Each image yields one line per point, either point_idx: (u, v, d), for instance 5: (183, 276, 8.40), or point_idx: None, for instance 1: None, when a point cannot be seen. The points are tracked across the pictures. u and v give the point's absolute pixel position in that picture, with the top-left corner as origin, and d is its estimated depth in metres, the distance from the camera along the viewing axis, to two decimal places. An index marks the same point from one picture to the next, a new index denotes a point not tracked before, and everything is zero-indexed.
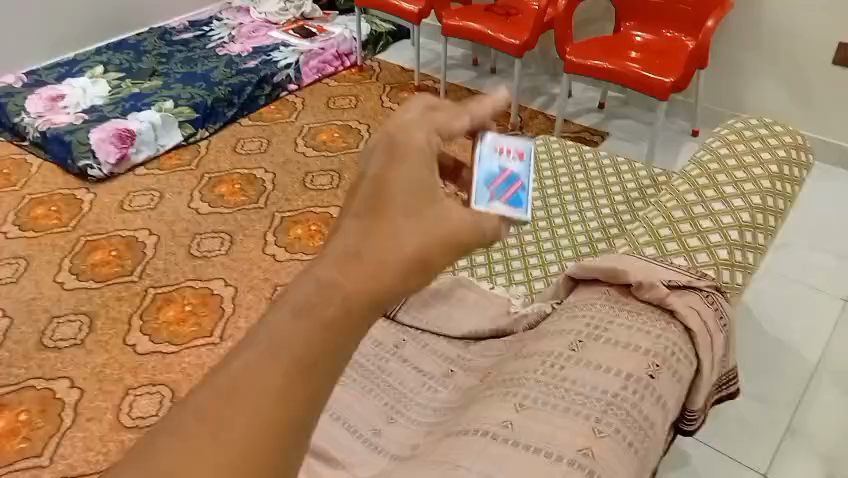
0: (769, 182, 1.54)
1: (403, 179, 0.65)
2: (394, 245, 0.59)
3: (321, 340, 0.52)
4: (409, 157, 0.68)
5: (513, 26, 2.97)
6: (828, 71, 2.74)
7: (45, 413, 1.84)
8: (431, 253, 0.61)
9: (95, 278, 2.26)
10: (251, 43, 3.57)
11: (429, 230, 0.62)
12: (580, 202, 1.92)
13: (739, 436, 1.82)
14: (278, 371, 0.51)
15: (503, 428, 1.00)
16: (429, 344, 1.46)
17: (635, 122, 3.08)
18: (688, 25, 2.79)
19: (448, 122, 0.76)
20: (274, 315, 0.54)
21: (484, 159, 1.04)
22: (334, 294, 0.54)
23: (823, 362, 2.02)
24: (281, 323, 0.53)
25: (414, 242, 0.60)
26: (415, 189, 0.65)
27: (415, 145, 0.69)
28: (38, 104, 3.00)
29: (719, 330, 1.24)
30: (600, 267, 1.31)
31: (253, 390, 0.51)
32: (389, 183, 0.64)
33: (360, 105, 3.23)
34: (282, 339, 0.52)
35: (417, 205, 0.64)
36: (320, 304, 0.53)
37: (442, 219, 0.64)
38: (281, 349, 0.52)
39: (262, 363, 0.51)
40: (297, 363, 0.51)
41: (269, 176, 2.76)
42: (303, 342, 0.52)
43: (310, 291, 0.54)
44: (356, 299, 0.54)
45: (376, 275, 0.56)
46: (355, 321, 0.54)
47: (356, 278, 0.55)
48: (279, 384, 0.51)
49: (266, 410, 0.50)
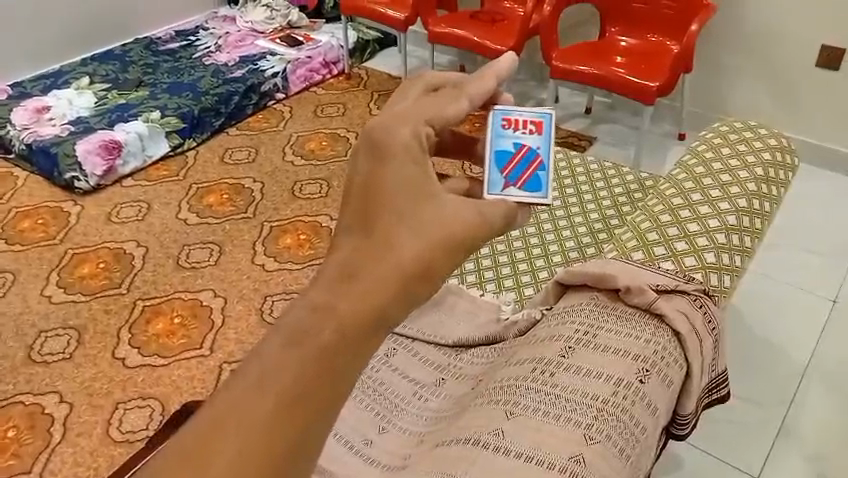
0: (754, 185, 1.56)
1: (395, 186, 0.64)
2: (389, 258, 0.59)
3: (315, 365, 0.53)
4: (403, 156, 0.67)
5: (499, 32, 2.98)
6: (811, 72, 2.77)
7: (34, 429, 1.82)
8: (430, 261, 0.61)
9: (83, 291, 2.25)
10: (238, 52, 3.56)
11: (425, 237, 0.62)
12: (568, 207, 1.92)
13: (731, 438, 1.82)
14: (272, 398, 0.52)
15: (495, 436, 1.00)
16: (420, 352, 1.45)
17: (622, 126, 3.10)
18: (673, 29, 2.81)
19: (442, 110, 0.73)
20: (268, 339, 0.54)
21: (499, 137, 1.03)
22: (328, 317, 0.54)
23: (813, 363, 2.03)
24: (275, 351, 0.53)
25: (411, 251, 0.60)
26: (411, 194, 0.64)
27: (407, 140, 0.68)
28: (23, 116, 2.98)
29: (708, 334, 1.24)
30: (589, 272, 1.30)
31: (247, 416, 0.52)
32: (381, 192, 0.64)
33: (348, 113, 3.23)
34: (277, 364, 0.53)
35: (412, 211, 0.63)
36: (314, 332, 0.53)
37: (439, 222, 0.64)
38: (273, 378, 0.52)
39: (256, 390, 0.52)
40: (292, 389, 0.52)
41: (257, 185, 2.75)
42: (297, 368, 0.52)
43: (304, 315, 0.55)
44: (351, 324, 0.54)
45: (373, 293, 0.56)
46: (351, 343, 0.54)
47: (351, 299, 0.55)
48: (273, 411, 0.52)
49: (260, 436, 0.51)
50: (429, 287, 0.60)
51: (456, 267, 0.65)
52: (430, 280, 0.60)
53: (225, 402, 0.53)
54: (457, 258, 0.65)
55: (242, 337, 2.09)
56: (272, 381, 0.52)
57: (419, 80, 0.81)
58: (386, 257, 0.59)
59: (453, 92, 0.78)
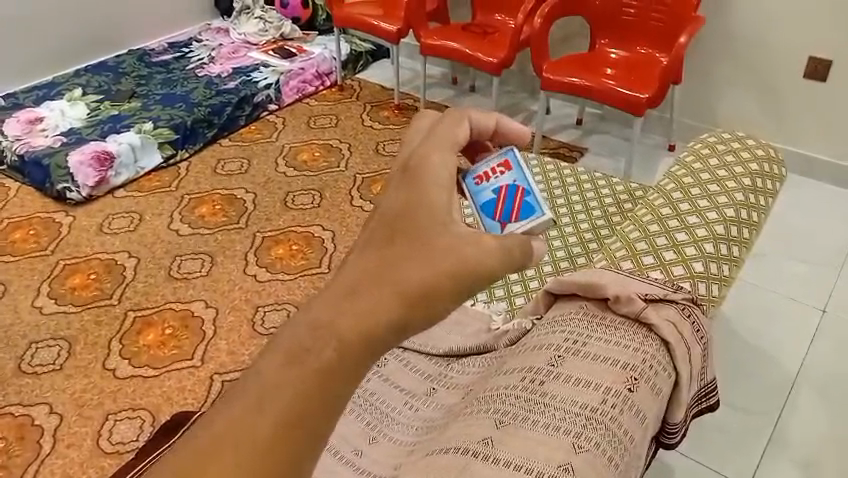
0: (742, 195, 1.57)
1: (409, 209, 0.64)
2: (392, 279, 0.57)
3: (315, 380, 0.51)
4: (427, 179, 0.67)
5: (490, 45, 3.00)
6: (799, 84, 2.79)
7: (23, 441, 1.81)
8: (436, 284, 0.59)
9: (74, 302, 2.24)
10: (231, 64, 3.58)
11: (433, 261, 0.60)
12: (558, 217, 1.93)
13: (721, 447, 1.83)
14: (270, 415, 0.50)
15: (484, 445, 1.00)
16: (411, 362, 1.45)
17: (613, 137, 3.12)
18: (662, 41, 2.84)
19: (455, 132, 0.76)
20: (268, 357, 0.53)
21: (477, 193, 1.03)
22: (328, 334, 0.53)
23: (803, 373, 2.04)
24: (274, 369, 0.51)
25: (417, 277, 0.58)
26: (423, 216, 0.64)
27: (438, 167, 0.69)
28: (16, 127, 2.98)
29: (696, 342, 1.25)
30: (576, 281, 1.32)
31: (247, 431, 0.50)
32: (400, 218, 0.63)
33: (341, 124, 3.24)
34: (275, 381, 0.51)
35: (424, 238, 0.62)
36: (314, 349, 0.52)
37: (447, 248, 0.62)
38: (271, 394, 0.50)
39: (253, 408, 0.50)
40: (291, 407, 0.50)
41: (250, 196, 2.75)
42: (294, 384, 0.51)
43: (304, 332, 0.53)
44: (351, 339, 0.53)
45: (375, 312, 0.55)
46: (351, 364, 0.53)
47: (353, 317, 0.54)
48: (272, 429, 0.50)
49: (254, 452, 0.49)
50: (432, 313, 0.58)
51: (466, 298, 0.62)
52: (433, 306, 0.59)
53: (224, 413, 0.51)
54: (471, 288, 0.62)
55: (233, 348, 2.08)
56: (270, 399, 0.50)
57: (425, 116, 0.83)
58: (393, 277, 0.57)
59: (456, 113, 0.81)
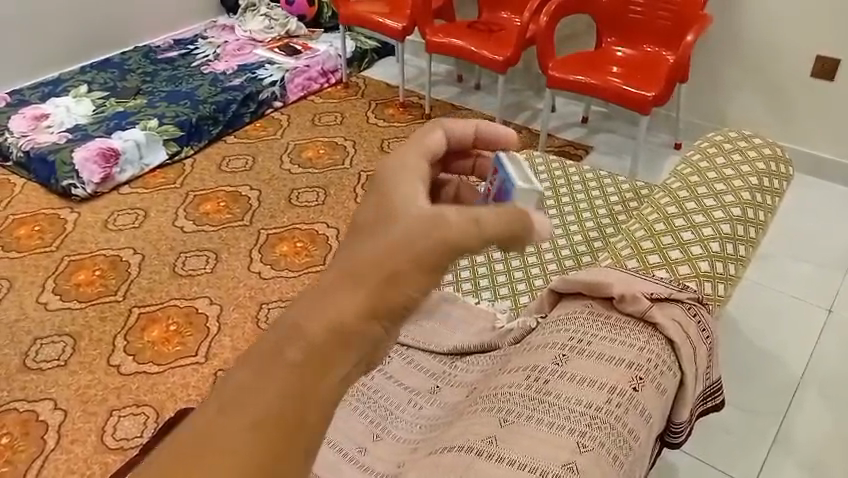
0: (749, 194, 1.56)
1: (383, 211, 0.63)
2: (360, 265, 0.55)
3: (283, 376, 0.50)
4: (401, 179, 0.69)
5: (496, 42, 3.00)
6: (806, 84, 2.78)
7: (28, 436, 1.82)
8: (411, 259, 0.55)
9: (78, 298, 2.24)
10: (236, 61, 3.58)
11: (405, 239, 0.56)
12: (563, 216, 1.92)
13: (726, 447, 1.82)
14: (244, 415, 0.49)
15: (488, 444, 1.00)
16: (414, 360, 1.45)
17: (619, 136, 3.11)
18: (669, 39, 2.83)
19: (427, 140, 0.79)
20: (241, 364, 0.52)
21: None
22: (295, 329, 0.51)
23: (809, 373, 2.03)
24: (246, 373, 0.50)
25: (388, 258, 0.55)
26: (395, 213, 0.62)
27: (403, 179, 0.69)
28: (21, 123, 2.99)
29: (702, 342, 1.24)
30: (582, 280, 1.31)
31: (221, 434, 0.48)
32: (374, 221, 0.62)
33: (345, 122, 3.23)
34: (247, 384, 0.50)
35: (396, 224, 0.59)
36: (283, 348, 0.51)
37: (421, 224, 0.58)
38: (244, 395, 0.49)
39: (227, 411, 0.49)
40: (266, 407, 0.49)
41: (254, 193, 2.75)
42: (266, 383, 0.50)
43: (272, 332, 0.52)
44: (319, 332, 0.51)
45: (340, 302, 0.52)
46: (323, 355, 0.51)
47: (320, 309, 0.52)
48: (246, 428, 0.48)
49: (230, 456, 0.47)
50: (409, 291, 0.54)
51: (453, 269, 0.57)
52: (409, 283, 0.54)
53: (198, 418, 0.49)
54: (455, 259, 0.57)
55: (237, 344, 2.09)
56: (244, 401, 0.49)
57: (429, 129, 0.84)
58: (357, 265, 0.55)
59: (434, 123, 0.83)
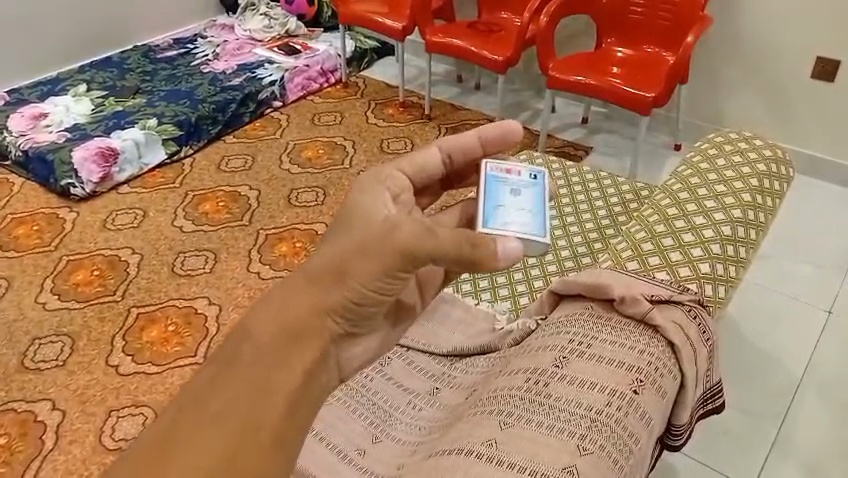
0: (750, 196, 1.56)
1: (333, 224, 0.76)
2: (303, 278, 0.71)
3: (243, 370, 0.67)
4: (368, 186, 0.80)
5: (495, 42, 2.99)
6: (807, 85, 2.78)
7: (26, 436, 1.81)
8: (344, 265, 0.70)
9: (77, 298, 2.24)
10: (235, 60, 3.57)
11: (342, 247, 0.71)
12: (564, 218, 1.92)
13: (726, 449, 1.82)
14: (208, 407, 0.65)
15: (488, 447, 0.99)
16: (414, 361, 1.45)
17: (619, 137, 3.11)
18: (669, 40, 2.82)
19: (414, 159, 0.85)
20: (212, 364, 0.69)
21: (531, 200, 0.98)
22: (250, 336, 0.68)
23: (809, 375, 2.03)
24: (212, 373, 0.67)
25: (324, 267, 0.70)
26: (344, 221, 0.76)
27: (362, 185, 0.80)
28: (20, 122, 2.98)
29: (702, 344, 1.24)
30: (582, 282, 1.30)
31: (193, 421, 0.65)
32: (326, 234, 0.76)
33: (345, 122, 3.23)
34: (212, 382, 0.67)
35: (338, 237, 0.73)
36: (238, 351, 0.68)
37: (358, 233, 0.72)
38: (211, 389, 0.66)
39: (198, 403, 0.66)
40: (228, 398, 0.66)
41: (253, 193, 2.75)
42: (226, 381, 0.66)
43: (233, 339, 0.69)
44: (265, 335, 0.68)
45: (291, 304, 0.69)
46: (269, 352, 0.67)
47: (267, 318, 0.68)
48: (211, 418, 0.65)
49: (203, 437, 0.64)
50: (343, 292, 0.69)
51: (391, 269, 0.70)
52: (344, 285, 0.69)
53: (176, 410, 0.67)
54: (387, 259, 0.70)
55: None
56: (210, 395, 0.66)
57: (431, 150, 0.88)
58: (305, 278, 0.71)
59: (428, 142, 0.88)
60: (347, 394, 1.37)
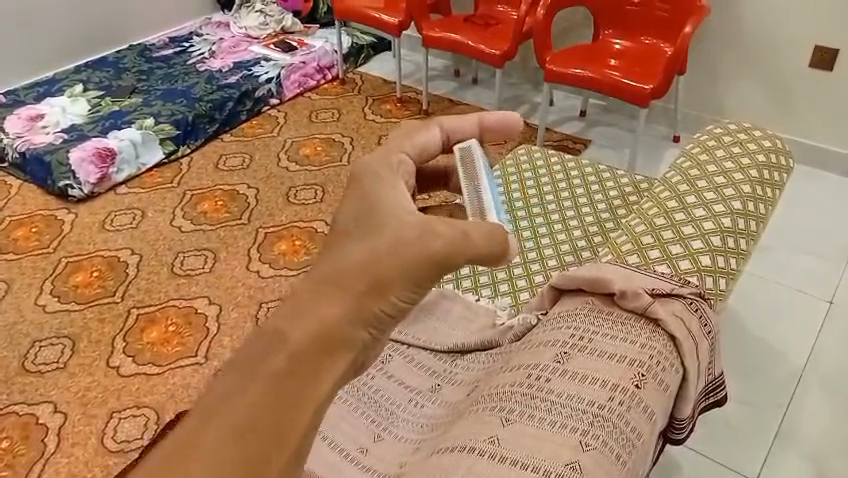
0: (749, 187, 1.55)
1: (355, 217, 0.63)
2: (339, 270, 0.55)
3: (266, 383, 0.49)
4: (380, 175, 0.70)
5: (493, 36, 2.98)
6: (806, 74, 2.77)
7: (27, 440, 1.81)
8: (386, 267, 0.56)
9: (77, 300, 2.23)
10: (232, 58, 3.56)
11: (380, 245, 0.58)
12: (563, 212, 1.91)
13: (729, 442, 1.81)
14: (222, 428, 0.48)
15: (490, 444, 0.99)
16: (414, 358, 1.45)
17: (617, 129, 3.10)
18: (667, 31, 2.81)
19: (414, 139, 0.80)
20: (227, 372, 0.51)
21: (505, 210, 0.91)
22: (280, 340, 0.51)
23: (811, 366, 2.02)
24: (230, 382, 0.50)
25: (363, 261, 0.56)
26: (373, 215, 0.63)
27: (375, 181, 0.69)
28: (17, 124, 2.97)
29: (704, 336, 1.24)
30: (582, 276, 1.30)
31: (201, 448, 0.47)
32: (348, 227, 0.62)
33: (342, 118, 3.22)
34: (225, 398, 0.49)
35: (371, 230, 0.60)
36: (265, 358, 0.50)
37: (396, 230, 0.59)
38: (229, 403, 0.49)
39: (205, 423, 0.48)
40: (247, 418, 0.48)
41: (252, 191, 2.74)
42: (244, 395, 0.49)
43: (255, 342, 0.52)
44: (299, 340, 0.51)
45: (326, 307, 0.53)
46: (305, 363, 0.50)
47: (302, 320, 0.52)
48: (226, 443, 0.47)
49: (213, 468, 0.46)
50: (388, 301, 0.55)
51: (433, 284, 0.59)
52: (386, 295, 0.56)
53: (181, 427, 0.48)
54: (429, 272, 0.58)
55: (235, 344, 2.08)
56: (222, 414, 0.48)
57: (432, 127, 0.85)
58: (337, 275, 0.55)
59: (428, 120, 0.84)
60: (349, 393, 1.36)
